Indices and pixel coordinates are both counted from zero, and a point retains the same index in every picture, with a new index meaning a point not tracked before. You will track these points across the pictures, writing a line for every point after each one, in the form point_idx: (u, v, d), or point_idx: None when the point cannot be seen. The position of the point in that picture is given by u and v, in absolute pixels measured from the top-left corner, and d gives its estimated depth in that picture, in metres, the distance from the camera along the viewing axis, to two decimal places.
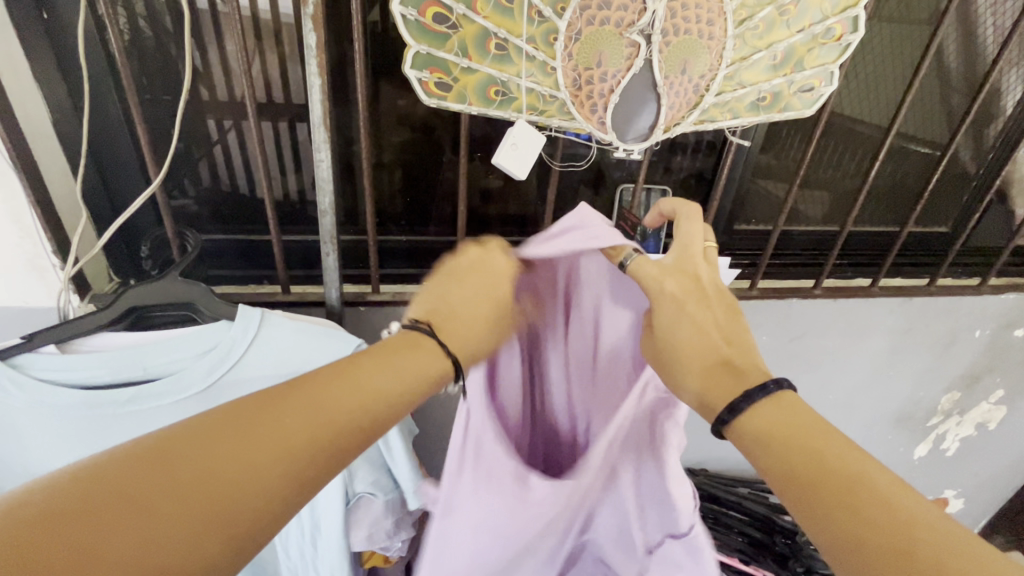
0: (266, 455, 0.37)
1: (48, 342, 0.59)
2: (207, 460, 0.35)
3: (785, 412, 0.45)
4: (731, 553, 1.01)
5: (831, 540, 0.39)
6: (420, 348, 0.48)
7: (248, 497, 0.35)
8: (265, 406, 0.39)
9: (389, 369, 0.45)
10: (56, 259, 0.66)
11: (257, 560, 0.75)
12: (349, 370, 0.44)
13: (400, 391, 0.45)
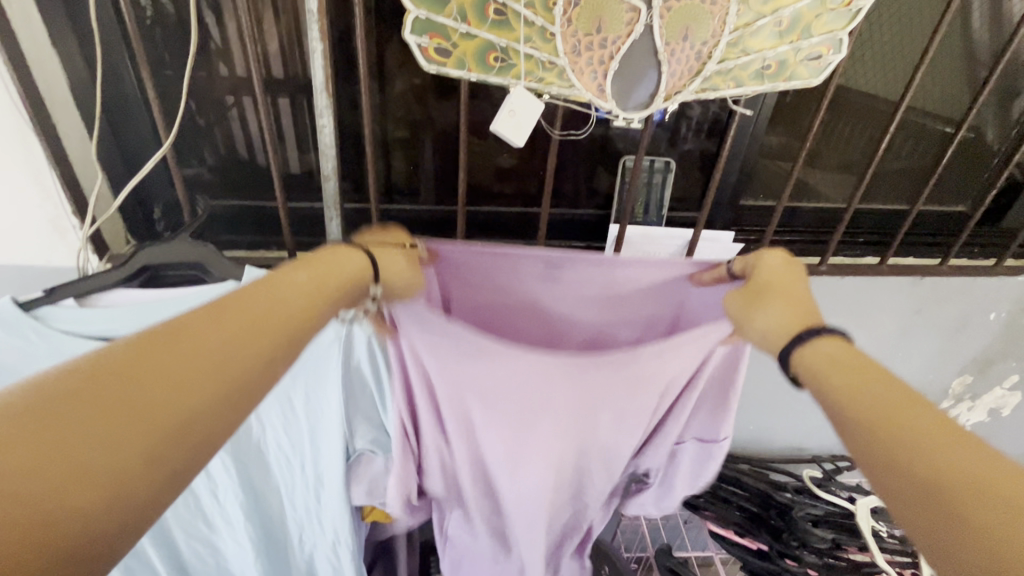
0: (202, 359, 0.34)
1: (67, 295, 0.63)
2: (143, 360, 0.32)
3: (842, 344, 0.46)
4: (727, 525, 1.02)
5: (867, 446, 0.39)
6: (343, 258, 0.49)
7: (193, 379, 0.33)
8: (194, 314, 0.37)
9: (314, 270, 0.45)
10: (76, 219, 0.70)
11: (265, 512, 0.79)
12: (281, 276, 0.43)
13: (330, 285, 0.46)
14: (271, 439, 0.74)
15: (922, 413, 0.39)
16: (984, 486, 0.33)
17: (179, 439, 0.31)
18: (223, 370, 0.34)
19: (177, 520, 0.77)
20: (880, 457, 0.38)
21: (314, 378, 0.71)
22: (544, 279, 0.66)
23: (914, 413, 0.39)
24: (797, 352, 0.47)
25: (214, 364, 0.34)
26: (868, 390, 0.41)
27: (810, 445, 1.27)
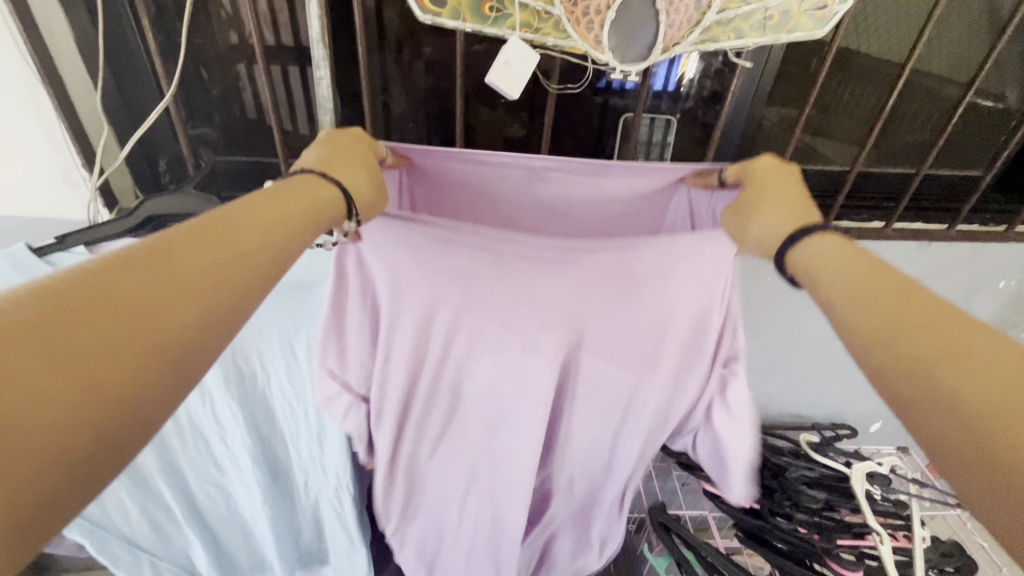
0: (174, 301, 0.31)
1: (78, 244, 0.66)
2: (114, 311, 0.29)
3: (841, 245, 0.45)
4: (721, 485, 1.05)
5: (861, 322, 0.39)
6: (317, 190, 0.46)
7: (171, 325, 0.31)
8: (161, 251, 0.33)
9: (280, 203, 0.42)
10: (84, 170, 0.72)
11: (272, 458, 0.83)
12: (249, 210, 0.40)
13: (303, 220, 0.42)
14: (276, 389, 0.77)
15: (908, 307, 0.38)
16: (980, 374, 0.32)
17: (162, 384, 0.29)
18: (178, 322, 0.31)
19: (189, 464, 0.81)
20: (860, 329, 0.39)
21: (315, 327, 0.73)
22: (515, 186, 0.67)
23: (900, 309, 0.38)
24: (792, 256, 0.48)
25: (206, 291, 0.33)
26: (857, 294, 0.41)
27: (809, 412, 1.27)
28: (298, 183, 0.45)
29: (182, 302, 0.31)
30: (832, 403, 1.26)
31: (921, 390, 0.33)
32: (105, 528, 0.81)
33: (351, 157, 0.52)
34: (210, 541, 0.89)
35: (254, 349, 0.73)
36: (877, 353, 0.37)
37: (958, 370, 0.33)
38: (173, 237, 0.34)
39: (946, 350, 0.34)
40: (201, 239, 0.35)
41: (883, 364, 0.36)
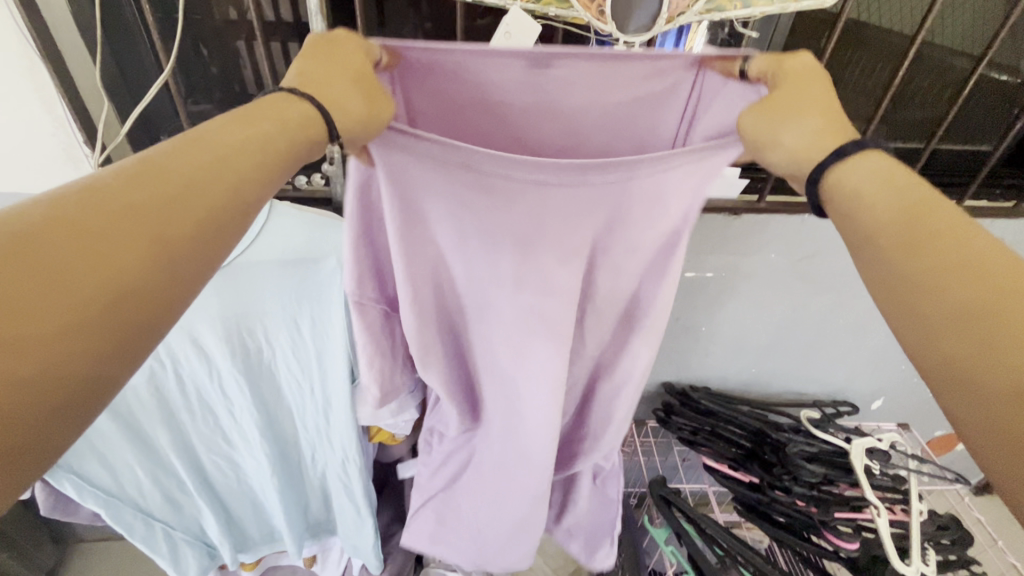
0: (115, 237, 0.31)
1: None
2: (52, 254, 0.29)
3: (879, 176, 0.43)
4: (721, 460, 1.06)
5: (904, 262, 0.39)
6: (282, 111, 0.42)
7: (113, 261, 0.31)
8: (96, 190, 0.32)
9: (234, 128, 0.39)
10: (86, 147, 0.72)
11: (279, 430, 0.85)
12: (198, 137, 0.38)
13: (261, 143, 0.40)
14: (281, 363, 0.78)
15: (940, 262, 0.37)
16: (1007, 343, 0.32)
17: (118, 321, 0.30)
18: (122, 259, 0.31)
19: (199, 436, 0.82)
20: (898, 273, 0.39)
21: (318, 303, 0.74)
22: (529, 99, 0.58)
23: (935, 266, 0.37)
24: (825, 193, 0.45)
25: (146, 222, 0.32)
26: (902, 232, 0.40)
27: (809, 389, 1.28)
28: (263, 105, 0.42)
29: (124, 237, 0.31)
30: (834, 380, 1.26)
31: (950, 344, 0.35)
32: (119, 498, 0.83)
33: (334, 70, 0.46)
34: (220, 510, 0.91)
35: (259, 325, 0.74)
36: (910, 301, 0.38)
37: (998, 335, 0.33)
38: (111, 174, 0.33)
39: (977, 311, 0.34)
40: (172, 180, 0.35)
41: (917, 319, 0.37)
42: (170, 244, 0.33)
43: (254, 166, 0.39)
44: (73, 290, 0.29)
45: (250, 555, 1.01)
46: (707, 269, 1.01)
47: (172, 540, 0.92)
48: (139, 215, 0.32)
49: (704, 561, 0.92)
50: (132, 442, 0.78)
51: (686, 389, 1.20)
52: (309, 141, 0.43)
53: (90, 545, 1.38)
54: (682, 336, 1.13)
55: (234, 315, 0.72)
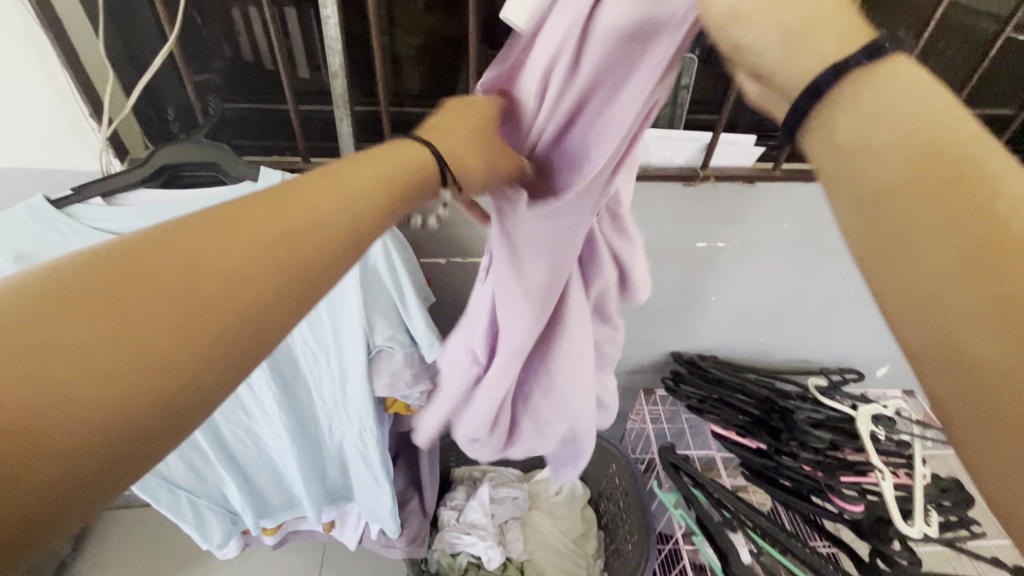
0: (188, 302, 0.27)
1: (95, 194, 0.66)
2: (109, 318, 0.25)
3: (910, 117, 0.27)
4: (729, 427, 1.09)
5: (891, 251, 0.27)
6: (402, 164, 0.38)
7: (181, 337, 0.26)
8: (172, 236, 0.28)
9: (327, 187, 0.33)
10: (93, 121, 0.71)
11: (298, 401, 0.86)
12: (290, 191, 0.32)
13: (352, 204, 0.34)
14: (298, 336, 0.79)
15: (965, 227, 0.25)
16: (1009, 357, 0.23)
17: (170, 405, 0.26)
18: (186, 329, 0.27)
19: (219, 408, 0.84)
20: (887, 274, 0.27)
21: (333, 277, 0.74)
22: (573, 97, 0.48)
23: (951, 231, 0.25)
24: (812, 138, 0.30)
25: (225, 289, 0.28)
26: (893, 209, 0.27)
27: (816, 356, 1.29)
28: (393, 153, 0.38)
29: (216, 299, 0.28)
30: (840, 348, 1.27)
31: (962, 370, 0.25)
32: (144, 467, 0.85)
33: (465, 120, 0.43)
34: (242, 479, 0.94)
35: None
36: (907, 309, 0.27)
37: (1008, 355, 0.23)
38: (190, 222, 0.29)
39: (989, 309, 0.24)
40: (255, 203, 0.31)
41: (901, 306, 0.27)
42: (245, 322, 0.28)
43: (352, 194, 0.35)
44: (182, 325, 0.26)
45: (271, 521, 1.05)
46: (717, 239, 1.00)
47: (196, 507, 0.95)
48: (203, 283, 0.27)
49: (713, 522, 0.95)
50: None
51: (694, 358, 1.21)
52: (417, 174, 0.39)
53: (114, 512, 1.43)
54: (691, 306, 1.13)
55: None
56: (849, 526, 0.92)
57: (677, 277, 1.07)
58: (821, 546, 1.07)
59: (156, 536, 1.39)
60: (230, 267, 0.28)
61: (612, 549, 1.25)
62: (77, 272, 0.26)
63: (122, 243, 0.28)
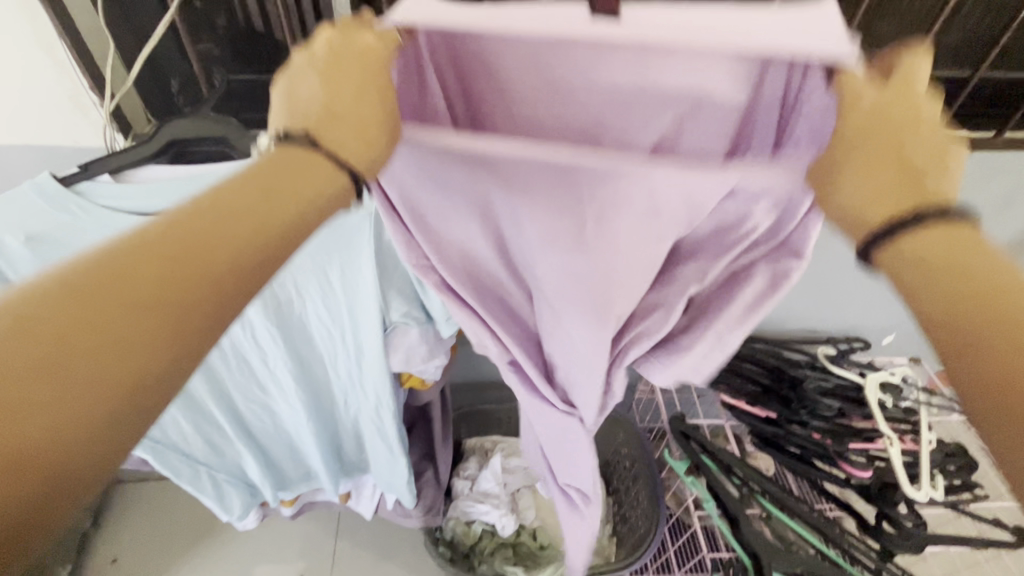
0: (119, 329, 0.31)
1: (102, 171, 0.64)
2: (50, 342, 0.29)
3: (894, 178, 0.36)
4: (740, 397, 1.10)
5: (941, 295, 0.34)
6: (305, 175, 0.39)
7: (117, 359, 0.30)
8: (115, 265, 0.32)
9: (250, 211, 0.37)
10: (94, 95, 0.69)
11: (313, 376, 0.87)
12: (216, 219, 0.36)
13: (273, 227, 0.37)
14: (312, 313, 0.79)
15: (970, 287, 0.34)
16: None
17: (104, 424, 0.30)
18: (121, 356, 0.30)
19: (234, 385, 0.84)
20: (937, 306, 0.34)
21: (347, 252, 0.73)
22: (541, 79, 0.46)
23: (969, 286, 0.34)
24: (838, 181, 0.38)
25: (158, 317, 0.32)
26: (945, 263, 0.34)
27: (824, 325, 1.29)
28: (307, 162, 0.40)
29: (144, 325, 0.31)
30: (849, 317, 1.27)
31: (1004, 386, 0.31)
32: (163, 443, 0.86)
33: (346, 96, 0.40)
34: (260, 453, 0.95)
35: (288, 276, 0.74)
36: (961, 333, 0.33)
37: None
38: (129, 250, 0.33)
39: (1007, 347, 0.32)
40: (189, 226, 0.35)
41: (950, 319, 0.34)
42: (175, 344, 0.32)
43: (281, 203, 0.38)
44: (115, 346, 0.30)
45: (289, 493, 1.07)
46: None
47: (216, 480, 0.97)
48: (141, 309, 0.31)
49: (724, 490, 0.96)
50: None
51: None
52: (329, 196, 0.40)
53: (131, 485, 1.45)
54: None
55: None
56: (857, 490, 0.95)
57: None
58: (826, 508, 1.11)
59: (174, 507, 1.42)
60: (165, 294, 0.32)
61: (620, 515, 1.28)
62: (25, 299, 0.30)
63: (68, 272, 0.31)
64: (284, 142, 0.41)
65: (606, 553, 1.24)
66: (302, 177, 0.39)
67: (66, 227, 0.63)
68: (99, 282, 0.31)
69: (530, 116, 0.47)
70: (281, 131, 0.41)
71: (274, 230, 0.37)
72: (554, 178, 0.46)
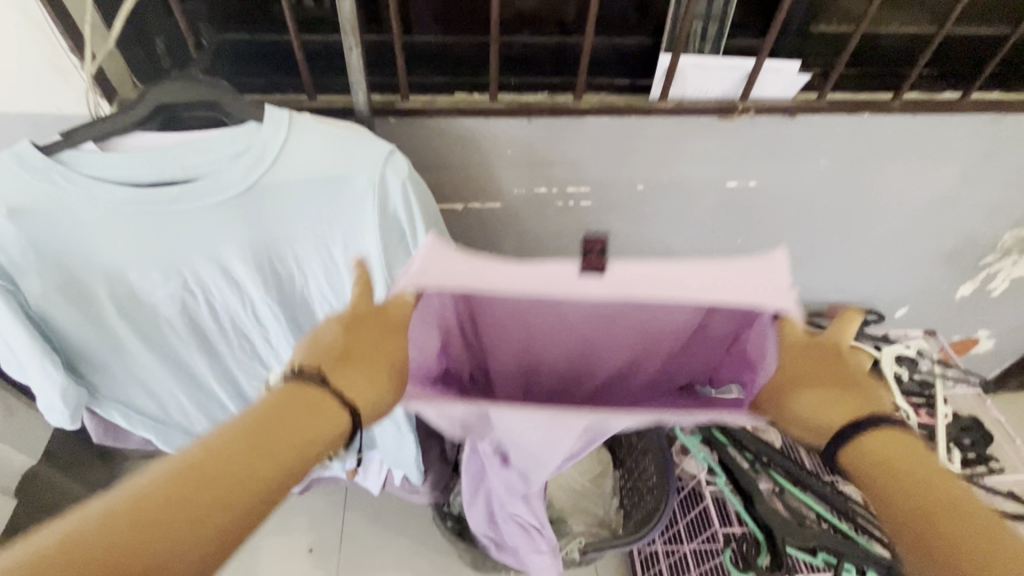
0: (201, 516, 0.39)
1: (85, 140, 0.60)
2: (153, 520, 0.37)
3: (834, 410, 0.50)
4: None
5: (879, 467, 0.45)
6: (321, 402, 0.49)
7: (196, 538, 0.38)
8: (203, 457, 0.41)
9: (289, 416, 0.47)
10: (75, 57, 0.64)
11: None
12: (272, 422, 0.46)
13: (307, 431, 0.47)
14: (315, 288, 0.76)
15: (916, 471, 0.44)
16: (946, 532, 0.40)
17: None
18: (199, 534, 0.38)
19: (236, 364, 0.82)
20: (872, 475, 0.45)
21: (349, 226, 0.69)
22: (540, 330, 0.76)
23: (912, 466, 0.44)
24: (781, 404, 0.54)
25: (227, 499, 0.41)
26: (900, 453, 0.45)
27: (837, 299, 1.26)
28: (318, 401, 0.49)
29: (221, 514, 0.40)
30: (864, 289, 1.24)
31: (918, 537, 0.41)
32: (165, 422, 0.83)
33: (366, 348, 0.55)
34: None
35: (289, 251, 0.70)
36: (889, 500, 0.44)
37: (944, 522, 0.40)
38: (212, 446, 0.42)
39: (927, 508, 0.41)
40: (211, 461, 0.41)
41: (883, 486, 0.44)
42: (237, 530, 0.41)
43: (286, 443, 0.45)
44: (199, 524, 0.39)
45: None
46: (749, 178, 0.94)
47: None
48: (216, 491, 0.40)
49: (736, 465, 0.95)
50: (171, 368, 0.77)
51: None
52: (335, 416, 0.49)
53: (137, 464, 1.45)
54: (716, 249, 1.09)
55: (263, 240, 0.68)
56: None
57: (702, 219, 1.01)
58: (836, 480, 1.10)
59: None
60: (234, 480, 0.41)
61: (627, 487, 1.28)
62: (138, 491, 0.38)
63: (168, 465, 0.41)
64: (293, 376, 0.50)
65: (613, 524, 1.25)
66: (318, 415, 0.48)
67: (53, 199, 0.59)
68: (159, 489, 0.39)
69: (508, 301, 0.71)
70: (291, 367, 0.51)
71: (275, 463, 0.44)
72: (513, 317, 0.74)
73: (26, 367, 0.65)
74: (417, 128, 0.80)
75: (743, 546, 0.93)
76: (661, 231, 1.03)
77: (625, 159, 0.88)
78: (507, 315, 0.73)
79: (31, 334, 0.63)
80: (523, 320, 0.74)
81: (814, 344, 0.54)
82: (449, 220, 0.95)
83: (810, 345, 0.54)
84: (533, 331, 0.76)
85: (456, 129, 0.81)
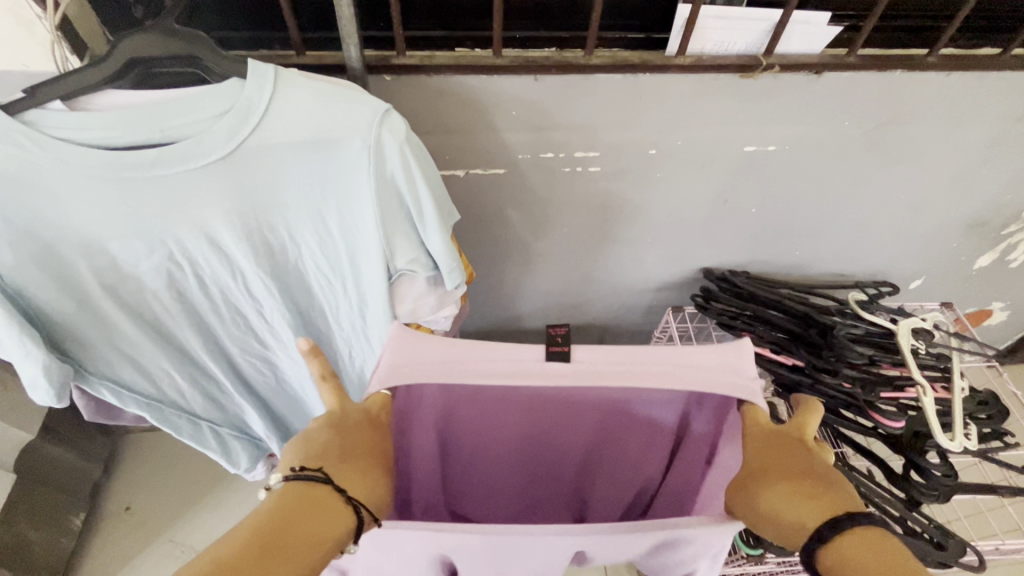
0: None
1: (52, 98, 0.54)
2: None
3: (803, 499, 0.51)
4: (763, 345, 1.04)
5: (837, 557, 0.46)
6: (325, 505, 0.47)
7: None
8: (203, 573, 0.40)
9: (292, 519, 0.45)
10: (36, 5, 0.58)
11: (314, 328, 0.81)
12: (274, 527, 0.44)
13: (310, 536, 0.45)
14: (310, 261, 0.72)
15: (875, 554, 0.45)
16: None
17: None
18: None
19: (231, 340, 0.78)
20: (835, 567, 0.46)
21: (344, 194, 0.65)
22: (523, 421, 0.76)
23: (870, 550, 0.45)
24: (751, 513, 0.54)
25: None
26: (854, 540, 0.46)
27: (851, 270, 1.22)
28: (324, 501, 0.48)
29: None
30: (880, 260, 1.19)
31: None
32: (161, 402, 0.79)
33: (363, 447, 0.54)
34: (264, 408, 0.91)
35: (280, 219, 0.66)
36: None
37: None
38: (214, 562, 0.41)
39: None
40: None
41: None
42: None
43: (292, 547, 0.44)
44: None
45: None
46: (769, 142, 0.89)
47: (223, 439, 0.90)
48: None
49: None
50: (160, 345, 0.73)
51: (726, 273, 1.14)
52: (339, 522, 0.47)
53: (139, 436, 1.44)
54: (731, 218, 1.04)
55: (251, 207, 0.63)
56: (884, 439, 0.93)
57: (716, 188, 0.96)
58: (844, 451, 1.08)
59: (187, 458, 1.42)
60: None
61: None
62: None
63: None
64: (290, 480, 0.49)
65: None
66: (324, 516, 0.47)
67: (20, 163, 0.54)
68: None
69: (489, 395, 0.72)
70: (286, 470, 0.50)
71: (291, 569, 0.43)
72: (497, 412, 0.75)
73: (4, 345, 0.62)
74: (414, 87, 0.75)
75: (753, 523, 0.89)
76: (673, 199, 0.98)
77: (637, 122, 0.83)
78: (489, 406, 0.74)
79: (7, 309, 0.59)
80: (505, 410, 0.74)
81: (777, 433, 0.59)
82: (450, 187, 0.91)
83: (769, 431, 0.59)
84: (515, 423, 0.77)
85: (456, 87, 0.75)
